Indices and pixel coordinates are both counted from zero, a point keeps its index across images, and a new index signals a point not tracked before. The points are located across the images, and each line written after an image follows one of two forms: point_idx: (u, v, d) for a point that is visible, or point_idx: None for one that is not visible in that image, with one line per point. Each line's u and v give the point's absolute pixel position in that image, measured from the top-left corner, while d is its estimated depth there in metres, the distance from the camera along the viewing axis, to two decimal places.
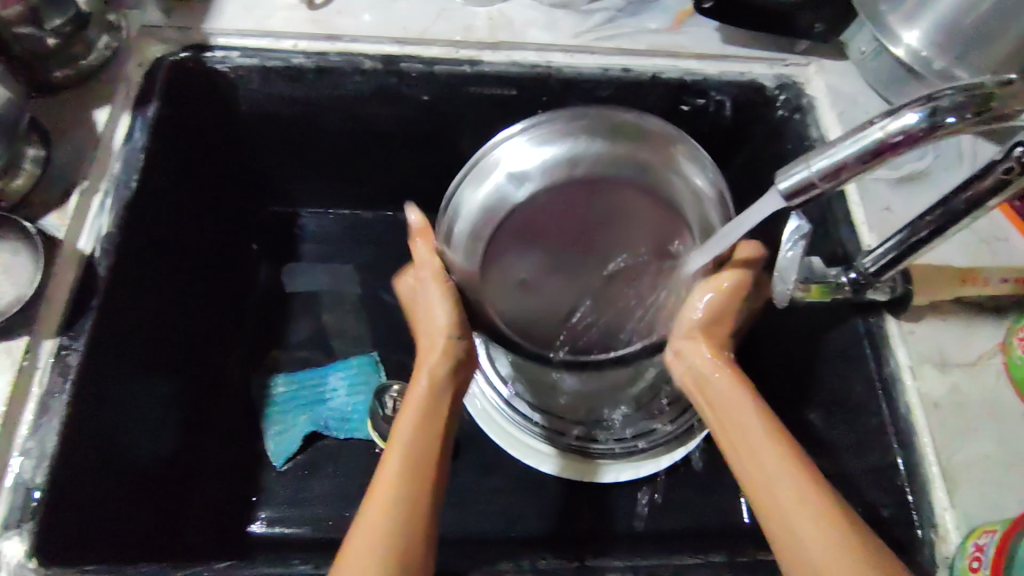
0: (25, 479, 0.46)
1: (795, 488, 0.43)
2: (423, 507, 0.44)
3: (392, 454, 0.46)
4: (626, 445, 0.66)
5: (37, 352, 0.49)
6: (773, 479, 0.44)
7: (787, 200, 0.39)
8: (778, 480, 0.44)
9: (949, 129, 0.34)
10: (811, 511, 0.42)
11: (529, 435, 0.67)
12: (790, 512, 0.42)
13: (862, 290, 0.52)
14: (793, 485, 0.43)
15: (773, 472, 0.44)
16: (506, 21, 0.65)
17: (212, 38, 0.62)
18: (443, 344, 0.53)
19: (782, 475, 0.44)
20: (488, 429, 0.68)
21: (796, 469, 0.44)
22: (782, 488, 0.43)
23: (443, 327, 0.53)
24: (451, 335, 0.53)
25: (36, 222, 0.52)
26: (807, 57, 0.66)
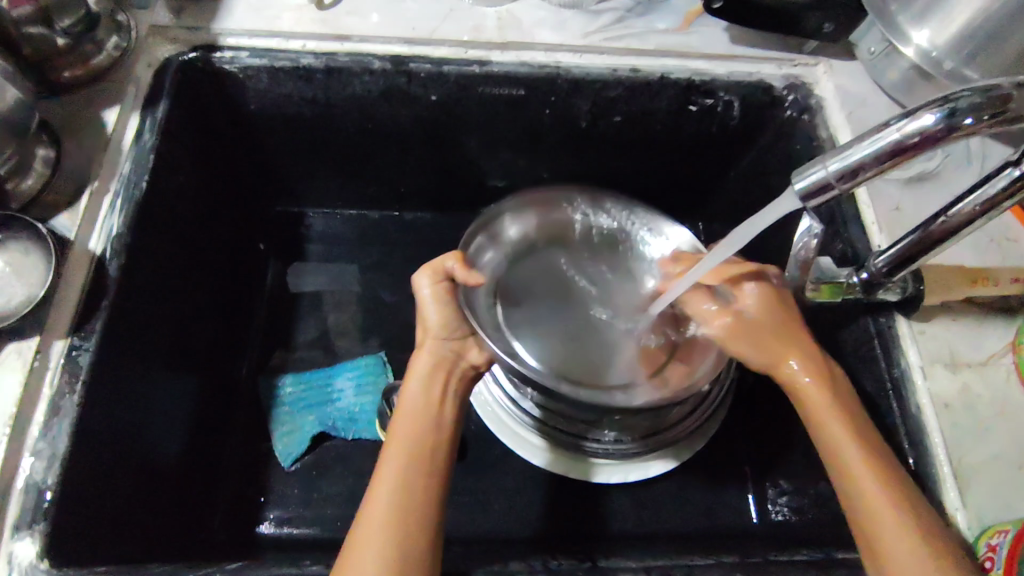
0: (37, 480, 0.46)
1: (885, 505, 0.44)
2: (421, 517, 0.44)
3: (386, 465, 0.46)
4: (621, 444, 0.63)
5: (48, 353, 0.49)
6: (869, 495, 0.45)
7: (803, 201, 0.39)
8: (875, 497, 0.44)
9: (967, 129, 0.34)
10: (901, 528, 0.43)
11: (527, 429, 0.65)
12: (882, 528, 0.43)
13: (872, 290, 0.53)
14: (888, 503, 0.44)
15: (866, 489, 0.45)
16: (515, 22, 0.65)
17: (222, 38, 0.62)
18: (432, 344, 0.53)
19: (876, 489, 0.45)
20: (492, 423, 0.66)
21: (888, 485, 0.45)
22: (877, 505, 0.44)
23: (433, 327, 0.53)
24: (440, 334, 0.53)
25: (46, 222, 0.52)
26: (815, 57, 0.66)
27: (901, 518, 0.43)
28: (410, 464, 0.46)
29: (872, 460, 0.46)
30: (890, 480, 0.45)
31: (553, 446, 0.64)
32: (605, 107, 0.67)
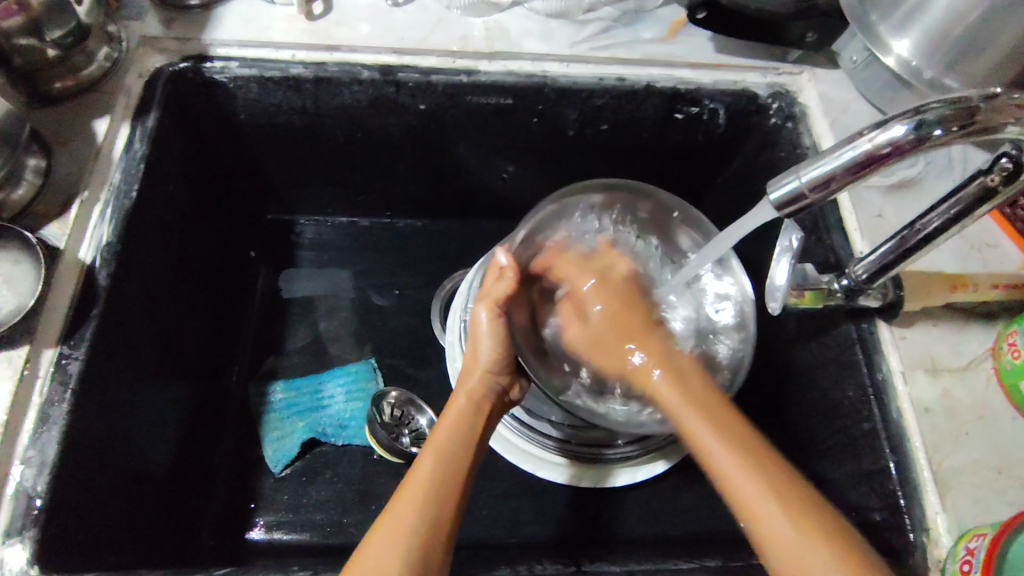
0: (27, 487, 0.46)
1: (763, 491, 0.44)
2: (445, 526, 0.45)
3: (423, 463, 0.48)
4: (635, 449, 0.64)
5: (38, 361, 0.49)
6: (731, 475, 0.45)
7: (778, 210, 0.40)
8: (738, 472, 0.45)
9: (936, 140, 0.35)
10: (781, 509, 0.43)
11: (542, 447, 0.65)
12: (768, 518, 0.43)
13: (855, 295, 0.53)
14: (756, 482, 0.44)
15: (722, 461, 0.46)
16: (502, 32, 0.65)
17: (212, 48, 0.63)
18: (480, 377, 0.55)
19: (745, 471, 0.45)
20: (500, 446, 0.65)
21: (756, 470, 0.45)
22: (743, 487, 0.45)
23: (487, 360, 0.55)
24: (490, 370, 0.55)
25: (37, 232, 0.53)
26: (799, 66, 0.67)
27: (785, 518, 0.43)
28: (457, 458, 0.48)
29: (728, 439, 0.47)
30: (756, 458, 0.46)
31: (575, 462, 0.64)
32: (591, 116, 0.68)
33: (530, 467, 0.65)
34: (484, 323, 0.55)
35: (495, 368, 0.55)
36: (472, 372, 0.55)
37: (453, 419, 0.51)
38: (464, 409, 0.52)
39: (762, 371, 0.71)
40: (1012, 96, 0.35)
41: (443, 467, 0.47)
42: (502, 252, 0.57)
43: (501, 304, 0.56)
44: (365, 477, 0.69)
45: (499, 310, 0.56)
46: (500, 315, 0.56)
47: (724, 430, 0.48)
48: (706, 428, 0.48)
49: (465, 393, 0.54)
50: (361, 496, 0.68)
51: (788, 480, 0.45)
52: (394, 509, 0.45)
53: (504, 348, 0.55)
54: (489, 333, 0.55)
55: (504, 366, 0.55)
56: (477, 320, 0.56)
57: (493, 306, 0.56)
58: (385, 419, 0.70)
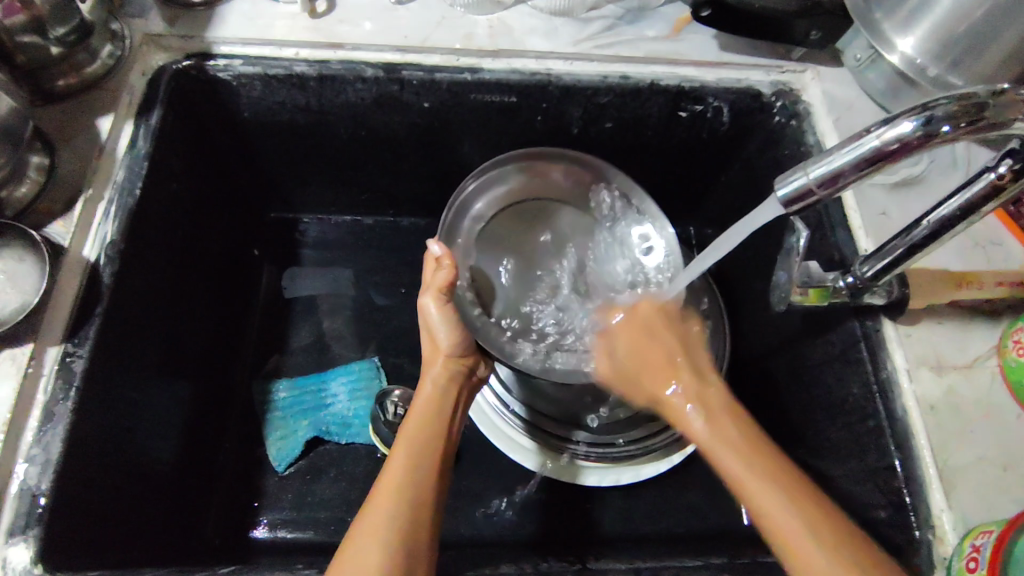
0: (31, 485, 0.46)
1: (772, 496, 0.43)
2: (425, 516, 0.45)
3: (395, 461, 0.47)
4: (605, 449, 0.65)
5: (41, 359, 0.49)
6: (744, 483, 0.45)
7: (786, 207, 0.40)
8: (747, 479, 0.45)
9: (944, 137, 0.35)
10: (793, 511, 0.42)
11: (517, 431, 0.66)
12: (779, 522, 0.42)
13: (860, 294, 0.53)
14: (763, 481, 0.44)
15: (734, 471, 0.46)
16: (506, 30, 0.65)
17: (214, 46, 0.62)
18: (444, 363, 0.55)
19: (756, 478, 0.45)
20: (481, 423, 0.67)
21: (763, 475, 0.45)
22: (754, 487, 0.44)
23: (446, 345, 0.54)
24: (451, 353, 0.55)
25: (41, 230, 0.53)
26: (803, 64, 0.67)
27: (793, 511, 0.42)
28: (431, 447, 0.48)
29: (746, 452, 0.47)
30: (768, 468, 0.45)
31: (545, 449, 0.65)
32: (594, 114, 0.68)
33: (500, 446, 0.66)
34: (433, 309, 0.54)
35: (456, 352, 0.55)
36: (444, 358, 0.55)
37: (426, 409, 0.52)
38: (432, 400, 0.52)
39: (766, 369, 0.71)
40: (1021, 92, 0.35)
41: (416, 458, 0.47)
42: (434, 243, 0.55)
43: (449, 289, 0.54)
44: (368, 475, 0.69)
45: (446, 296, 0.54)
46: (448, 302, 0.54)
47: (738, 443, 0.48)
48: (721, 437, 0.49)
49: (430, 382, 0.54)
50: (365, 495, 0.68)
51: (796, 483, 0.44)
52: (378, 499, 0.45)
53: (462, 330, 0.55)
54: (445, 319, 0.54)
55: (462, 347, 0.55)
56: (426, 309, 0.55)
57: (442, 294, 0.54)
58: (388, 417, 0.69)
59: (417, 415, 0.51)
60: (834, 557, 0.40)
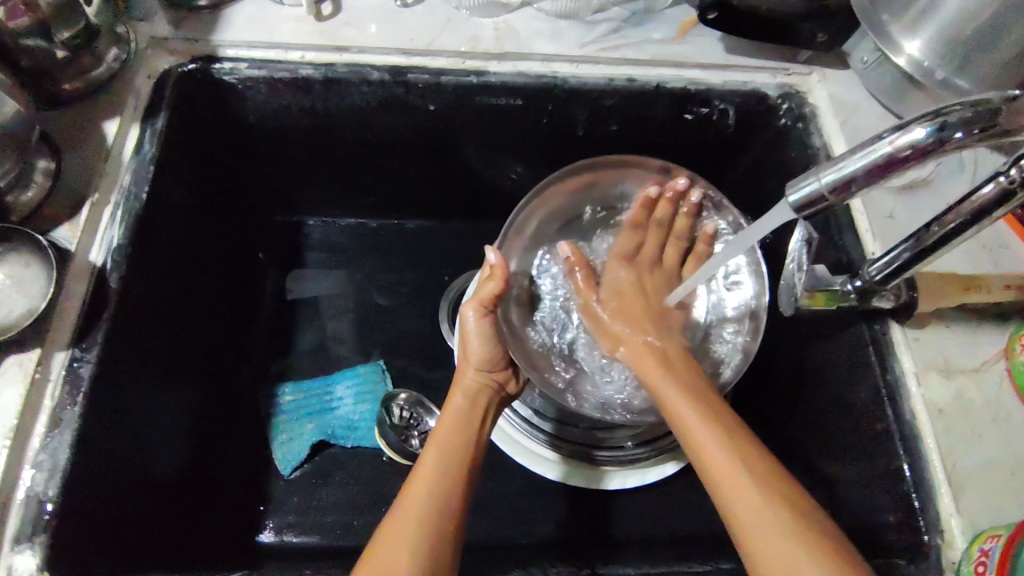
0: (38, 491, 0.46)
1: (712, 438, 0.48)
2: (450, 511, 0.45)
3: (430, 451, 0.49)
4: (629, 453, 0.65)
5: (49, 365, 0.49)
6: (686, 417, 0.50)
7: (797, 212, 0.40)
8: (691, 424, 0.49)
9: (958, 143, 0.35)
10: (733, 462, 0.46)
11: (537, 443, 0.65)
12: (723, 469, 0.46)
13: (868, 297, 0.53)
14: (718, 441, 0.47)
15: (679, 411, 0.51)
16: (511, 32, 0.65)
17: (220, 49, 0.62)
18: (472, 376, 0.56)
19: (700, 421, 0.49)
20: (499, 440, 0.66)
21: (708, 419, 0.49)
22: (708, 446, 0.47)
23: (477, 360, 0.56)
24: (479, 368, 0.57)
25: (47, 234, 0.53)
26: (809, 66, 0.66)
27: (748, 473, 0.45)
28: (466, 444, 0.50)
29: (692, 398, 0.51)
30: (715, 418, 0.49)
31: (568, 460, 0.65)
32: (601, 117, 0.68)
33: (525, 462, 0.65)
34: (473, 319, 0.57)
35: (491, 362, 0.57)
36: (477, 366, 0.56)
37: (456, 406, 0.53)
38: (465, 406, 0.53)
39: (772, 372, 0.71)
40: None
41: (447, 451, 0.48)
42: (490, 251, 0.56)
43: (494, 300, 0.57)
44: (374, 479, 0.69)
45: (487, 309, 0.57)
46: (491, 314, 0.57)
47: (687, 389, 0.52)
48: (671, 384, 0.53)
49: (462, 392, 0.55)
50: (370, 498, 0.68)
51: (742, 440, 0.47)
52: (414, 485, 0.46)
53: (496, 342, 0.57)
54: (481, 331, 0.57)
55: (494, 362, 0.57)
56: (468, 320, 0.57)
57: (481, 306, 0.57)
58: (394, 420, 0.70)
59: (452, 414, 0.53)
60: (774, 511, 0.43)
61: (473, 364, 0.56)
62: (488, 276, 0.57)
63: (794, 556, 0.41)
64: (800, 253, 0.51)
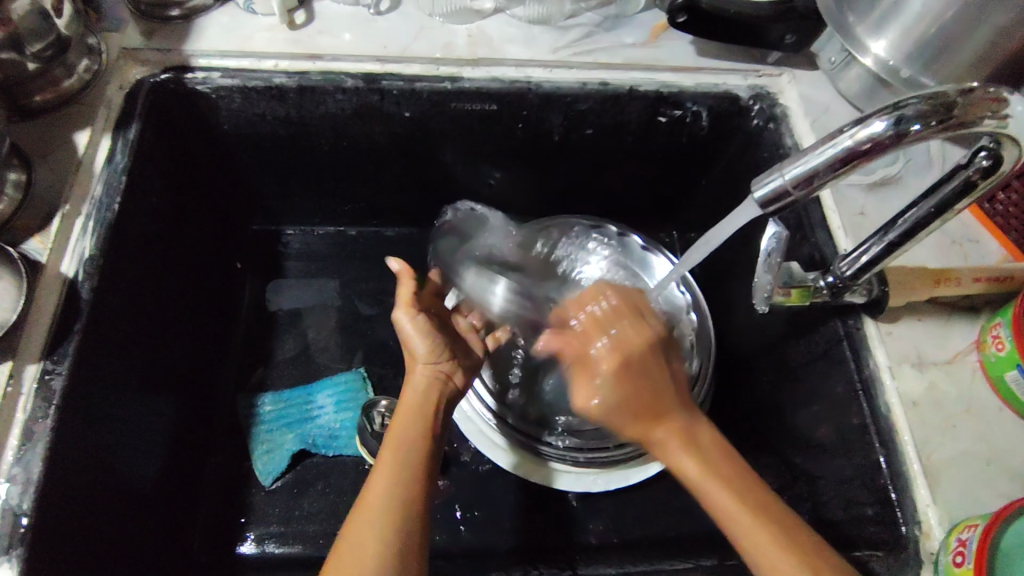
0: (13, 505, 0.45)
1: (772, 546, 0.42)
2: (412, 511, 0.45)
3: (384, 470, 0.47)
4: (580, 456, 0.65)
5: (21, 378, 0.48)
6: (735, 520, 0.44)
7: (763, 208, 0.40)
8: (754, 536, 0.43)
9: (915, 135, 0.36)
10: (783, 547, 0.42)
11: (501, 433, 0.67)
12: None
13: (840, 293, 0.54)
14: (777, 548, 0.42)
15: (733, 516, 0.44)
16: (485, 39, 0.66)
17: (193, 59, 0.62)
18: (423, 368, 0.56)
19: (755, 523, 0.43)
20: (466, 426, 0.68)
21: (762, 520, 0.43)
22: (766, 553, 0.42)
23: (422, 354, 0.56)
24: (429, 361, 0.56)
25: (18, 247, 0.52)
26: (779, 68, 0.67)
27: None
28: (413, 463, 0.48)
29: (736, 490, 0.45)
30: (756, 506, 0.44)
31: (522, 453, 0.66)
32: (576, 121, 0.68)
33: (486, 451, 0.67)
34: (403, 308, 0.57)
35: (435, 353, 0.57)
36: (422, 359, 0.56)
37: (402, 421, 0.51)
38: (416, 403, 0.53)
39: (751, 371, 0.71)
40: (988, 90, 0.36)
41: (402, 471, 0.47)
42: (393, 260, 0.57)
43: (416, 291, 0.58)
44: (356, 487, 0.69)
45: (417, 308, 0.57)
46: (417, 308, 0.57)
47: (730, 480, 0.46)
48: (712, 478, 0.46)
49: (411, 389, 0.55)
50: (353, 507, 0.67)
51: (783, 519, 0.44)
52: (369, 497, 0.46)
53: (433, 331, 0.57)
54: (416, 326, 0.57)
55: (440, 355, 0.57)
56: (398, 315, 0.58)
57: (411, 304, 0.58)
58: (375, 427, 0.69)
59: (401, 422, 0.51)
60: None
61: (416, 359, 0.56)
62: (401, 281, 0.58)
63: None
64: (767, 271, 0.50)
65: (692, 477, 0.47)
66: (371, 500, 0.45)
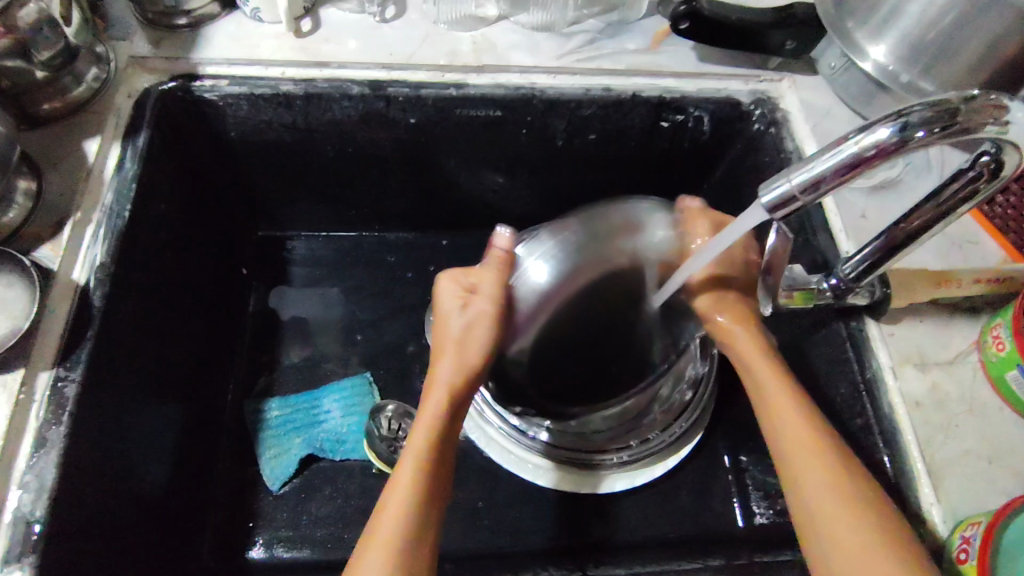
0: (26, 512, 0.46)
1: (799, 428, 0.47)
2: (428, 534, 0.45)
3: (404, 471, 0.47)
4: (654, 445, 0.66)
5: (33, 386, 0.49)
6: (773, 403, 0.49)
7: (770, 212, 0.41)
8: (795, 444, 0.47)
9: (919, 142, 0.37)
10: (804, 423, 0.47)
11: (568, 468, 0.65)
12: (803, 468, 0.46)
13: (843, 295, 0.55)
14: (810, 437, 0.47)
15: (772, 398, 0.50)
16: (489, 45, 0.66)
17: (200, 67, 0.63)
18: (457, 349, 0.53)
19: (778, 396, 0.49)
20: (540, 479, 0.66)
21: (802, 411, 0.48)
22: (798, 441, 0.47)
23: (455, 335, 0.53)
24: (465, 342, 0.53)
25: (29, 254, 0.53)
26: (780, 73, 0.68)
27: (836, 481, 0.44)
28: (424, 484, 0.46)
29: (784, 380, 0.50)
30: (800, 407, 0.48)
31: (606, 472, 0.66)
32: (579, 126, 0.69)
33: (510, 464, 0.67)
34: (482, 299, 0.53)
35: (467, 359, 0.52)
36: (455, 358, 0.52)
37: (419, 440, 0.48)
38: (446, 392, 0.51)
39: None
40: (989, 97, 0.37)
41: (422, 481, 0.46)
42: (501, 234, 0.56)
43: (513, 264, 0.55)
44: (364, 491, 0.69)
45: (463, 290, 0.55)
46: (496, 317, 0.53)
47: (780, 372, 0.51)
48: (765, 362, 0.52)
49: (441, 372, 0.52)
50: (361, 511, 0.68)
51: (822, 426, 0.48)
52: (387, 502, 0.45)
53: (489, 338, 0.53)
54: (466, 321, 0.53)
55: (473, 335, 0.53)
56: (478, 308, 0.53)
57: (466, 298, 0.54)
58: (383, 432, 0.69)
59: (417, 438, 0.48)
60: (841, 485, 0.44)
61: (452, 358, 0.52)
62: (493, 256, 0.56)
63: (869, 554, 0.41)
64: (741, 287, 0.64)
65: (745, 360, 0.53)
66: (368, 544, 0.44)
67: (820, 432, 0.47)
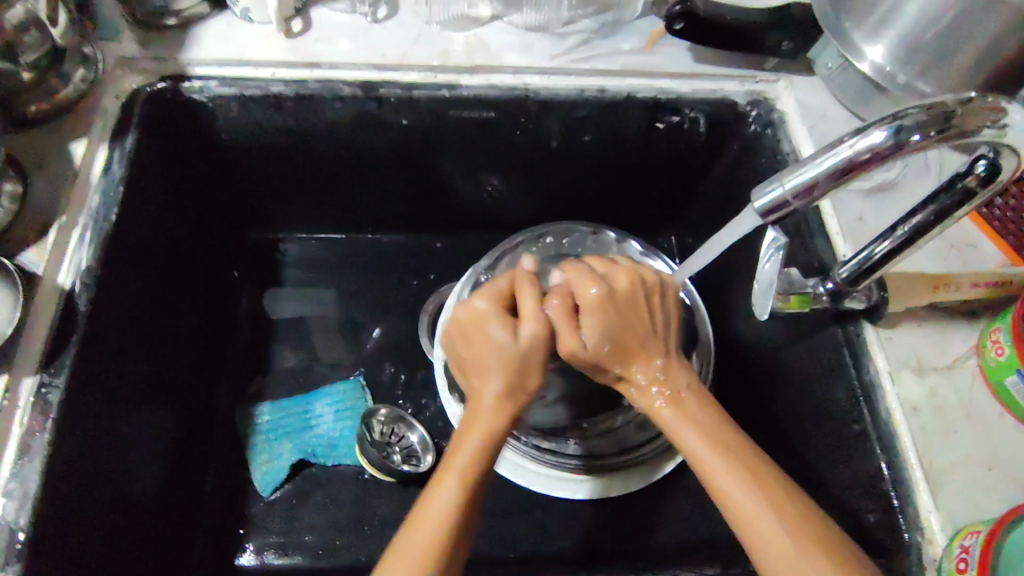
0: (9, 520, 0.45)
1: (741, 493, 0.42)
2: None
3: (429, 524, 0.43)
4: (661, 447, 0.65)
5: (17, 391, 0.48)
6: (707, 467, 0.44)
7: (764, 217, 0.40)
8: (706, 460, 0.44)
9: (915, 145, 0.36)
10: (747, 487, 0.42)
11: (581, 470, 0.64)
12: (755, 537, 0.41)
13: (840, 299, 0.54)
14: (754, 501, 0.42)
15: (702, 461, 0.44)
16: (482, 46, 0.66)
17: (190, 68, 0.62)
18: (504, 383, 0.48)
19: (710, 457, 0.44)
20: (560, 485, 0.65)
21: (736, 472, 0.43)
22: (739, 508, 0.42)
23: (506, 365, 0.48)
24: (514, 376, 0.48)
25: (13, 258, 0.52)
26: (776, 73, 0.67)
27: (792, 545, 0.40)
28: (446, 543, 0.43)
29: (706, 436, 0.45)
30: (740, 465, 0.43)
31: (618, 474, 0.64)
32: (574, 127, 0.68)
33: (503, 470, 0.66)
34: (533, 325, 0.49)
35: (515, 389, 0.48)
36: (503, 392, 0.48)
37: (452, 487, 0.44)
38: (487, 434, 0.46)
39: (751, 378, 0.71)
40: (986, 100, 0.36)
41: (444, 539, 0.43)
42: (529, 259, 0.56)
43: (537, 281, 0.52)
44: (357, 496, 0.68)
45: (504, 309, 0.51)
46: (546, 349, 0.49)
47: (703, 428, 0.46)
48: (692, 416, 0.46)
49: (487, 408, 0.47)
50: (353, 517, 0.67)
51: (769, 481, 0.42)
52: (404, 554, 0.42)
53: (542, 370, 0.49)
54: (517, 345, 0.48)
55: (522, 369, 0.48)
56: (531, 331, 0.49)
57: (511, 320, 0.50)
58: (374, 437, 0.69)
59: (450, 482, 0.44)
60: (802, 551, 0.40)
61: (501, 389, 0.48)
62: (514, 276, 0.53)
63: None
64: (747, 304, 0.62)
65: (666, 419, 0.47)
66: None
67: (769, 493, 0.42)
